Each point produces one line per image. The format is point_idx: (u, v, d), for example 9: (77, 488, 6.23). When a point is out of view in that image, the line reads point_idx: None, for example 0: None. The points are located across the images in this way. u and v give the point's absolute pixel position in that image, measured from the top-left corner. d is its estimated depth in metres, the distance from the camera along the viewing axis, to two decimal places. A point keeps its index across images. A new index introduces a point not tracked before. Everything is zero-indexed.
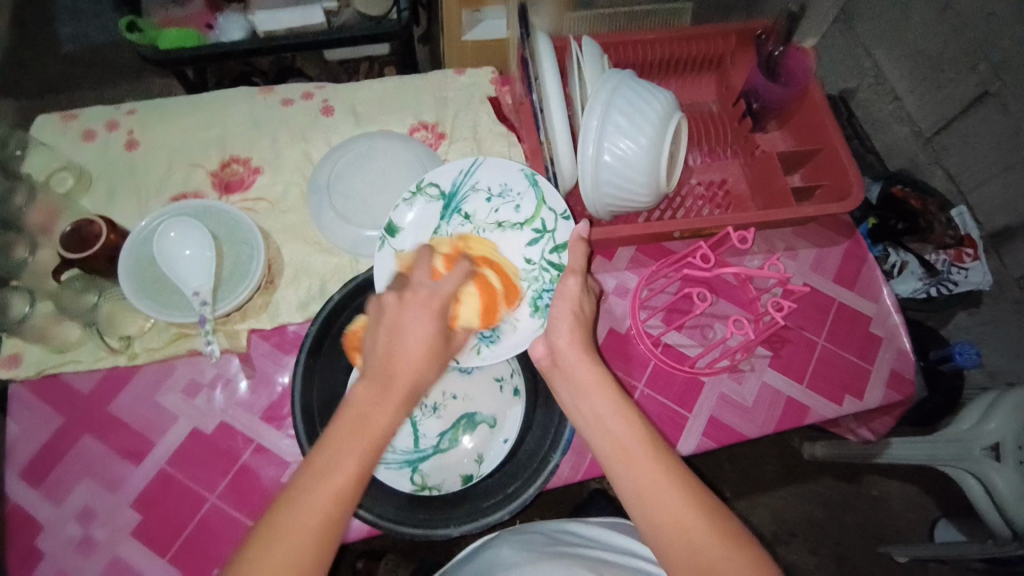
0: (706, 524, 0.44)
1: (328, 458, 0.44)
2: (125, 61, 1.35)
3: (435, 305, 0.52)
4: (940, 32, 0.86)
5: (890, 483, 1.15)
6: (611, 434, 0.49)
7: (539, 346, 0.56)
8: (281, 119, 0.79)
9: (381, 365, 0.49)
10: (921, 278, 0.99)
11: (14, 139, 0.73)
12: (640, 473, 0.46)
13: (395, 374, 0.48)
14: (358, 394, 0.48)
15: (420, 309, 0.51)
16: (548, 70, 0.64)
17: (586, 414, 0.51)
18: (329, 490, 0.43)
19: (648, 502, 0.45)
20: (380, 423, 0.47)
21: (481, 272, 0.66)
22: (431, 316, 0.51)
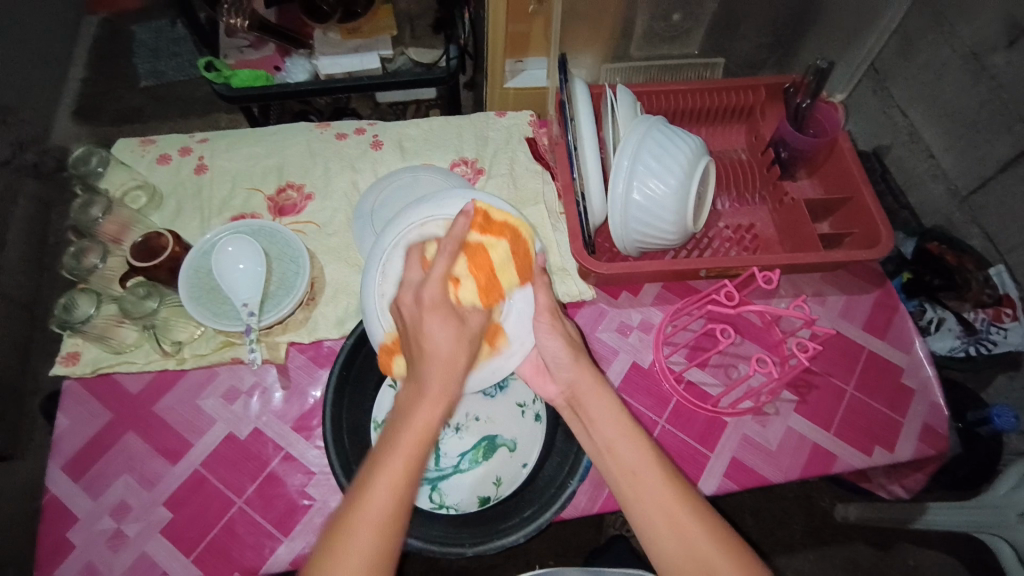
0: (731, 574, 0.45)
1: (392, 440, 0.48)
2: (196, 97, 1.49)
3: (428, 298, 0.53)
4: (976, 92, 0.88)
5: (926, 552, 1.08)
6: (644, 508, 0.48)
7: (552, 386, 0.60)
8: (335, 151, 0.86)
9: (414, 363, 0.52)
10: (958, 336, 0.95)
11: (96, 157, 0.81)
12: (679, 547, 0.46)
13: (428, 367, 0.51)
14: (402, 398, 0.51)
15: (426, 310, 0.52)
16: (584, 112, 0.69)
17: (616, 477, 0.51)
18: (393, 480, 0.46)
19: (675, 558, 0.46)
20: (425, 418, 0.49)
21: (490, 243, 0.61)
22: (433, 308, 0.53)
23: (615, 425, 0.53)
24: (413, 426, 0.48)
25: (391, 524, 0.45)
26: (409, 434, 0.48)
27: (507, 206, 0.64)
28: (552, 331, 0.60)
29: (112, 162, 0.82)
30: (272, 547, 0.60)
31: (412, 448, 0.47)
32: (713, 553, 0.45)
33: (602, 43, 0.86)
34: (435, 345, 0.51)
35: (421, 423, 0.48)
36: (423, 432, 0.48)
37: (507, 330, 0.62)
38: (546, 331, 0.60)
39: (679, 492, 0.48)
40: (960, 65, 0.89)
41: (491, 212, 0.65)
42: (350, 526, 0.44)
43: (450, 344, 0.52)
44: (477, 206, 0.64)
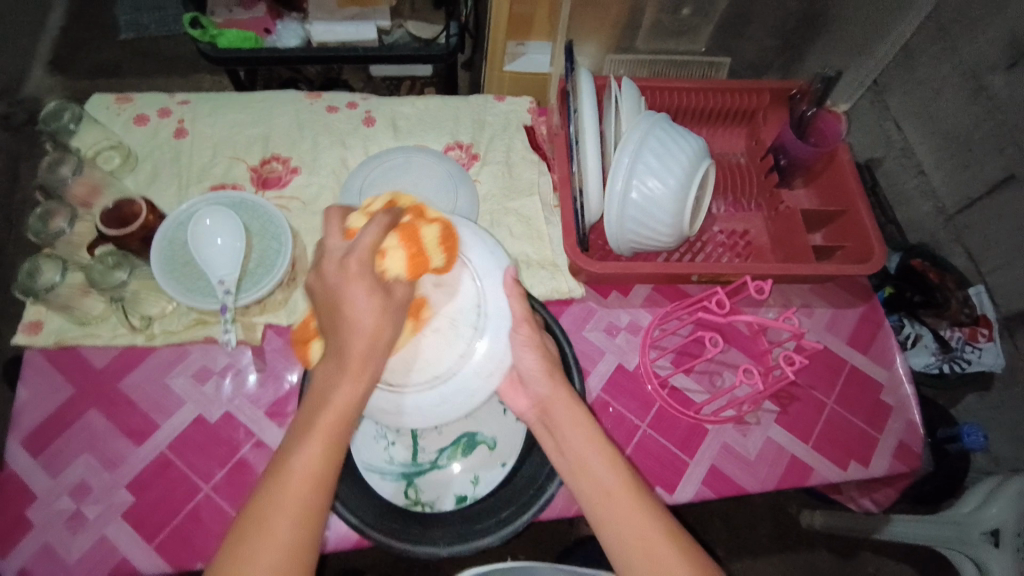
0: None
1: (324, 389, 0.47)
2: (181, 54, 1.41)
3: (353, 265, 0.49)
4: (972, 111, 0.88)
5: (887, 562, 1.11)
6: (618, 531, 0.47)
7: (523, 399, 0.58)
8: (324, 125, 0.82)
9: (334, 338, 0.49)
10: (934, 353, 0.98)
11: (69, 113, 0.76)
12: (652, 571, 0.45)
13: (349, 343, 0.48)
14: (319, 371, 0.49)
15: (348, 277, 0.49)
16: (587, 104, 0.66)
17: (588, 496, 0.49)
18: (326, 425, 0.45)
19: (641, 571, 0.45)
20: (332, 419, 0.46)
21: (414, 224, 0.56)
22: (358, 275, 0.49)
23: (588, 442, 0.52)
24: (334, 404, 0.46)
25: (324, 473, 0.44)
26: (329, 413, 0.46)
27: (472, 226, 0.64)
28: (529, 344, 0.57)
29: (86, 120, 0.76)
30: None
31: (331, 425, 0.45)
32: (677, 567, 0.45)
33: (608, 32, 0.84)
34: (356, 318, 0.48)
35: (343, 402, 0.46)
36: (345, 412, 0.46)
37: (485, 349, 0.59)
38: (522, 345, 0.57)
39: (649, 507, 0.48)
40: (958, 82, 0.88)
41: (458, 227, 0.64)
42: (265, 508, 0.42)
43: (371, 314, 0.49)
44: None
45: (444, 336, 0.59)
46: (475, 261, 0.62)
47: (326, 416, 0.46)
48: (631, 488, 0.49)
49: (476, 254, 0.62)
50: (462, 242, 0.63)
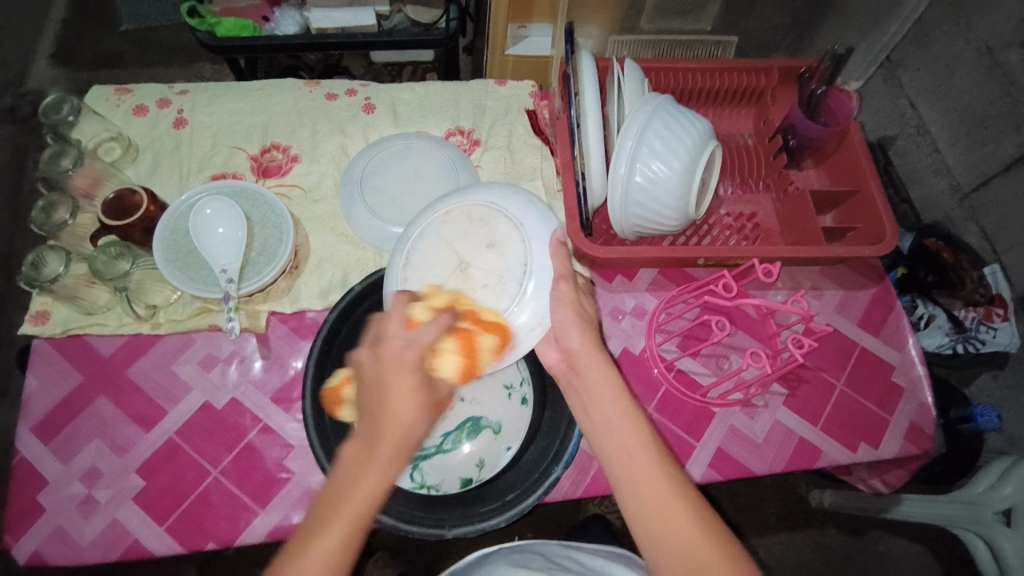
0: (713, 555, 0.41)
1: (346, 479, 0.43)
2: (181, 44, 1.41)
3: (409, 359, 0.47)
4: (985, 88, 0.85)
5: (896, 540, 1.10)
6: (636, 490, 0.44)
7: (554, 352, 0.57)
8: (324, 112, 0.81)
9: (363, 424, 0.45)
10: (947, 333, 0.95)
11: (68, 105, 0.75)
12: (666, 531, 0.42)
13: (382, 434, 0.44)
14: (344, 458, 0.44)
15: (397, 366, 0.46)
16: (589, 87, 0.65)
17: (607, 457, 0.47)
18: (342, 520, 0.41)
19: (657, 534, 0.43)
20: (355, 502, 0.41)
21: (472, 333, 0.56)
22: (410, 371, 0.46)
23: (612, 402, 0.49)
24: (351, 504, 0.41)
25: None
26: (343, 514, 0.41)
27: (522, 192, 0.66)
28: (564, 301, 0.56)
29: (86, 112, 0.76)
30: (248, 518, 0.59)
31: (344, 528, 0.41)
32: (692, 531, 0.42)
33: (612, 12, 0.81)
34: (397, 410, 0.44)
35: (362, 500, 0.41)
36: (362, 511, 0.41)
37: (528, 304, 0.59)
38: (558, 300, 0.56)
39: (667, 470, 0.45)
40: (973, 59, 0.86)
41: (514, 195, 0.65)
42: None
43: (412, 408, 0.45)
44: (500, 193, 0.65)
45: (494, 290, 0.61)
46: (528, 225, 0.63)
47: (345, 513, 0.41)
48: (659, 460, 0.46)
49: (527, 218, 0.63)
50: (519, 209, 0.64)
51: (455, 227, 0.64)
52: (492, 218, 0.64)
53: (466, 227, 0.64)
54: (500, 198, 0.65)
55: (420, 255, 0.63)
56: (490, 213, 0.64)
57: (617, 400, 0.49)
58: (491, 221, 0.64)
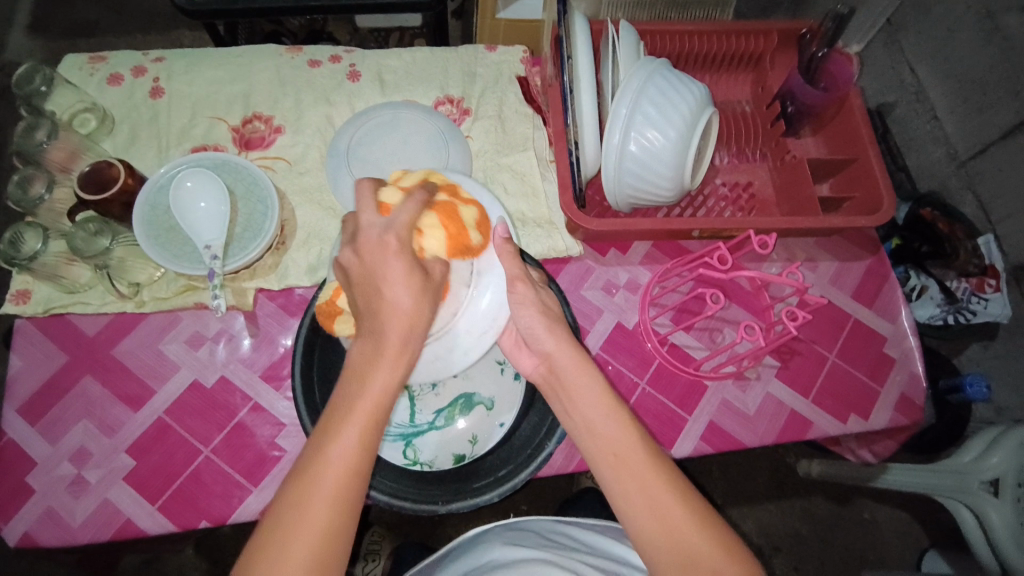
0: (698, 537, 0.42)
1: (359, 375, 0.44)
2: (159, 10, 1.35)
3: (392, 243, 0.46)
4: (987, 53, 0.83)
5: (881, 508, 1.13)
6: (619, 477, 0.45)
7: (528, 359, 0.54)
8: (307, 81, 0.78)
9: (364, 321, 0.46)
10: (939, 304, 0.96)
11: (40, 75, 0.72)
12: (652, 517, 0.43)
13: (387, 328, 0.45)
14: (353, 356, 0.45)
15: (386, 252, 0.46)
16: (581, 51, 0.62)
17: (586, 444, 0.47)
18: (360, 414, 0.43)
19: (640, 517, 0.44)
20: (376, 390, 0.44)
21: (451, 204, 0.54)
22: (397, 252, 0.46)
23: (595, 393, 0.49)
24: (367, 397, 0.43)
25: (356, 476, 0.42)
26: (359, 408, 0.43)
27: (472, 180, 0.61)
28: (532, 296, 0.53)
29: (58, 81, 0.73)
30: (241, 495, 0.59)
31: (362, 422, 0.43)
32: (677, 513, 0.43)
33: None
34: (396, 298, 0.45)
35: (379, 393, 0.43)
36: (379, 402, 0.44)
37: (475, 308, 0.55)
38: (519, 303, 0.53)
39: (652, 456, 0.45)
40: (973, 23, 0.83)
41: (462, 182, 0.60)
42: (292, 520, 0.40)
43: (412, 291, 0.46)
44: (446, 178, 0.60)
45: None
46: None
47: (362, 404, 0.43)
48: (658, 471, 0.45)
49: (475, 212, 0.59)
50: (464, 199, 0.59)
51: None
52: None
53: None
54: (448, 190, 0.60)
55: None
56: None
57: (601, 393, 0.49)
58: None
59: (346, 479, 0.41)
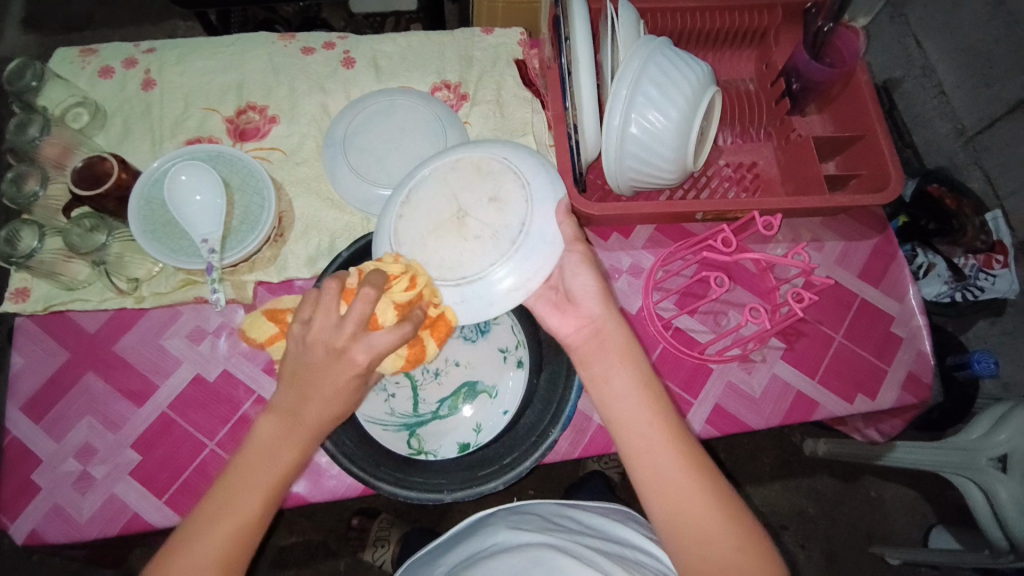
0: (712, 516, 0.42)
1: (263, 450, 0.42)
2: (150, 2, 1.33)
3: (353, 361, 0.41)
4: (993, 25, 0.81)
5: (890, 485, 1.13)
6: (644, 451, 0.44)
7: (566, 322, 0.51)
8: (301, 69, 0.76)
9: (285, 394, 0.42)
10: (947, 281, 0.93)
11: (31, 70, 0.70)
12: (669, 495, 0.43)
13: (305, 408, 0.42)
14: (265, 427, 0.42)
15: (345, 369, 0.41)
16: (579, 31, 0.60)
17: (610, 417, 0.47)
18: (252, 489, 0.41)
19: (654, 496, 0.43)
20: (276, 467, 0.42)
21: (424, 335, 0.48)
22: (344, 378, 0.41)
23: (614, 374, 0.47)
24: (264, 474, 0.41)
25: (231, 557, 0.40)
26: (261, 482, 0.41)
27: (539, 156, 0.57)
28: (583, 263, 0.52)
29: (49, 76, 0.71)
30: None
31: (262, 495, 0.41)
32: (692, 493, 0.43)
33: None
34: (322, 391, 0.41)
35: (282, 469, 0.42)
36: (278, 479, 0.42)
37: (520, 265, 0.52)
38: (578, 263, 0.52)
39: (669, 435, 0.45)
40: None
41: (531, 157, 0.57)
42: None
43: (346, 400, 0.42)
44: (510, 148, 0.57)
45: (484, 246, 0.53)
46: (535, 186, 0.55)
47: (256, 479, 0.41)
48: (724, 520, 0.42)
49: (537, 180, 0.55)
50: (529, 167, 0.56)
51: (462, 175, 0.56)
52: (500, 172, 0.56)
53: (472, 178, 0.56)
54: (515, 157, 0.56)
55: (423, 194, 0.56)
56: (501, 167, 0.56)
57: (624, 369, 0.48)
58: (498, 176, 0.55)
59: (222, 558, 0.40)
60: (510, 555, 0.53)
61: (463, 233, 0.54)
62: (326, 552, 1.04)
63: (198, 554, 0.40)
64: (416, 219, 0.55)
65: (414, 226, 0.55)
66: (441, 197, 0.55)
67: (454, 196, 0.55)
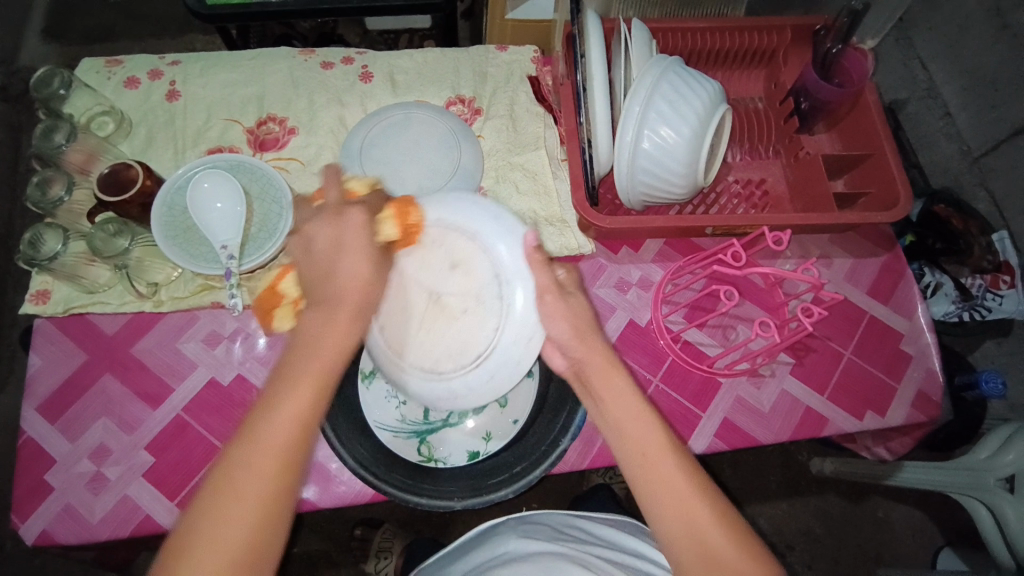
0: (715, 531, 0.42)
1: (315, 333, 0.44)
2: (171, 16, 1.36)
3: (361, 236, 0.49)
4: (996, 50, 0.82)
5: (897, 507, 1.12)
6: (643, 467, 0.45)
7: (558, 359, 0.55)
8: (320, 82, 0.79)
9: (318, 297, 0.46)
10: (954, 301, 0.93)
11: (59, 78, 0.73)
12: (670, 509, 0.43)
13: (340, 294, 0.46)
14: (308, 325, 0.44)
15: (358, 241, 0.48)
16: (595, 49, 0.62)
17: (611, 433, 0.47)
18: (309, 366, 0.42)
19: (658, 508, 0.44)
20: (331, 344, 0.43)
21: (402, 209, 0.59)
22: (360, 248, 0.48)
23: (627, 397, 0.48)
24: (319, 352, 0.43)
25: (304, 428, 0.40)
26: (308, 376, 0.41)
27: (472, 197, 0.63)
28: (558, 311, 0.53)
29: (77, 85, 0.74)
30: None
31: (311, 385, 0.41)
32: (694, 504, 0.43)
33: None
34: (347, 271, 0.47)
35: (338, 342, 0.44)
36: (333, 355, 0.43)
37: (516, 318, 0.59)
38: (550, 314, 0.54)
39: (674, 448, 0.45)
40: (981, 20, 0.83)
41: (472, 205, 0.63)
42: (228, 475, 0.38)
43: (371, 275, 0.48)
44: (442, 209, 0.62)
45: (478, 313, 0.60)
46: (490, 236, 0.62)
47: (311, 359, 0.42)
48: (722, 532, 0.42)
49: (486, 229, 0.62)
50: (472, 218, 0.62)
51: (419, 260, 0.61)
52: (447, 237, 0.62)
53: (427, 262, 0.61)
54: (454, 218, 0.62)
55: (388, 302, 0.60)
56: (450, 236, 0.62)
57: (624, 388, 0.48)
58: (448, 244, 0.61)
59: (298, 429, 0.40)
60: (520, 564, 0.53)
61: (451, 314, 0.61)
62: (326, 563, 1.04)
63: (256, 455, 0.38)
64: (399, 322, 0.60)
65: (399, 332, 0.60)
66: (411, 300, 0.60)
67: (422, 288, 0.61)
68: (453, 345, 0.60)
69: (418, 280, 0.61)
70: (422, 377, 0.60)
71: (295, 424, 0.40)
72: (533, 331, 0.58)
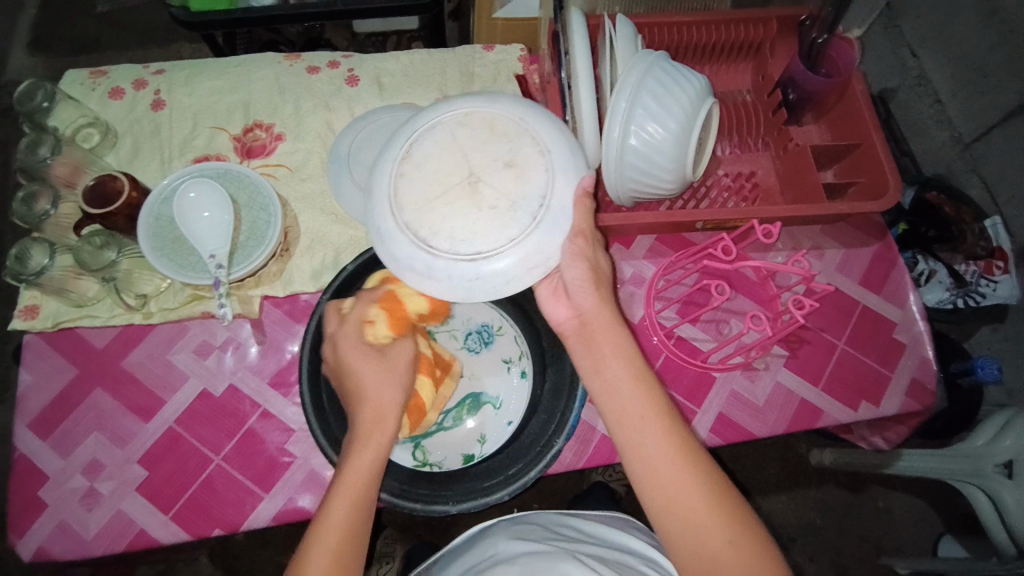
0: (709, 519, 0.44)
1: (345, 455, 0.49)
2: (157, 25, 1.36)
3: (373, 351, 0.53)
4: (984, 35, 0.81)
5: (897, 496, 1.12)
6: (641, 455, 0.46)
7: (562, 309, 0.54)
8: (306, 87, 0.78)
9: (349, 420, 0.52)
10: (948, 288, 0.94)
11: (42, 91, 0.72)
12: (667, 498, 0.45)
13: (362, 411, 0.51)
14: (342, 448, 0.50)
15: (371, 358, 0.53)
16: (579, 46, 0.61)
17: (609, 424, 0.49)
18: (344, 491, 0.47)
19: (656, 496, 0.45)
20: (359, 461, 0.48)
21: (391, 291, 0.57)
22: (372, 363, 0.53)
23: (624, 392, 0.49)
24: (350, 474, 0.48)
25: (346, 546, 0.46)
26: (348, 488, 0.47)
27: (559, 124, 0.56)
28: (578, 256, 0.52)
29: (60, 97, 0.73)
30: (254, 503, 0.59)
31: (348, 504, 0.47)
32: (689, 494, 0.45)
33: None
34: (365, 387, 0.52)
35: (365, 464, 0.48)
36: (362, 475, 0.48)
37: (538, 239, 0.51)
38: (572, 256, 0.52)
39: (672, 438, 0.47)
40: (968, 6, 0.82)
41: (545, 120, 0.55)
42: None
43: (387, 388, 0.52)
44: (527, 112, 0.55)
45: (502, 217, 0.52)
46: (557, 157, 0.53)
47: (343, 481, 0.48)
48: (721, 519, 0.44)
49: (558, 149, 0.54)
50: (547, 134, 0.54)
51: (473, 133, 0.55)
52: (517, 136, 0.54)
53: (487, 139, 0.54)
54: (532, 121, 0.55)
55: (423, 150, 0.55)
56: (518, 133, 0.54)
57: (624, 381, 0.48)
58: (516, 139, 0.54)
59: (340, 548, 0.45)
60: (514, 563, 0.53)
61: (479, 201, 0.52)
62: None
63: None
64: (422, 178, 0.54)
65: (418, 188, 0.54)
66: (449, 162, 0.54)
67: (466, 158, 0.54)
68: (460, 227, 0.52)
69: (467, 152, 0.54)
70: (409, 239, 0.52)
71: (337, 546, 0.45)
72: (547, 258, 0.52)
